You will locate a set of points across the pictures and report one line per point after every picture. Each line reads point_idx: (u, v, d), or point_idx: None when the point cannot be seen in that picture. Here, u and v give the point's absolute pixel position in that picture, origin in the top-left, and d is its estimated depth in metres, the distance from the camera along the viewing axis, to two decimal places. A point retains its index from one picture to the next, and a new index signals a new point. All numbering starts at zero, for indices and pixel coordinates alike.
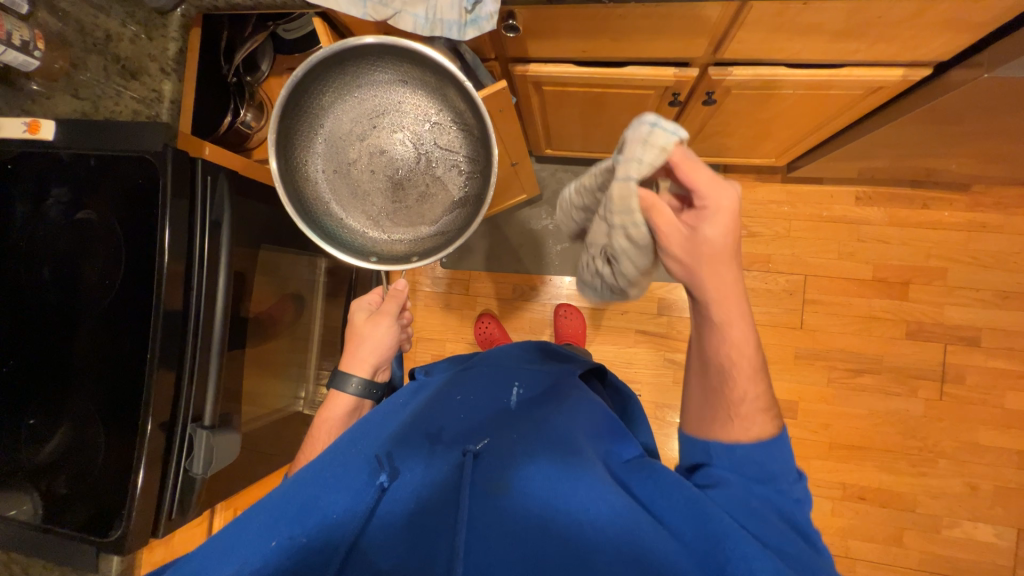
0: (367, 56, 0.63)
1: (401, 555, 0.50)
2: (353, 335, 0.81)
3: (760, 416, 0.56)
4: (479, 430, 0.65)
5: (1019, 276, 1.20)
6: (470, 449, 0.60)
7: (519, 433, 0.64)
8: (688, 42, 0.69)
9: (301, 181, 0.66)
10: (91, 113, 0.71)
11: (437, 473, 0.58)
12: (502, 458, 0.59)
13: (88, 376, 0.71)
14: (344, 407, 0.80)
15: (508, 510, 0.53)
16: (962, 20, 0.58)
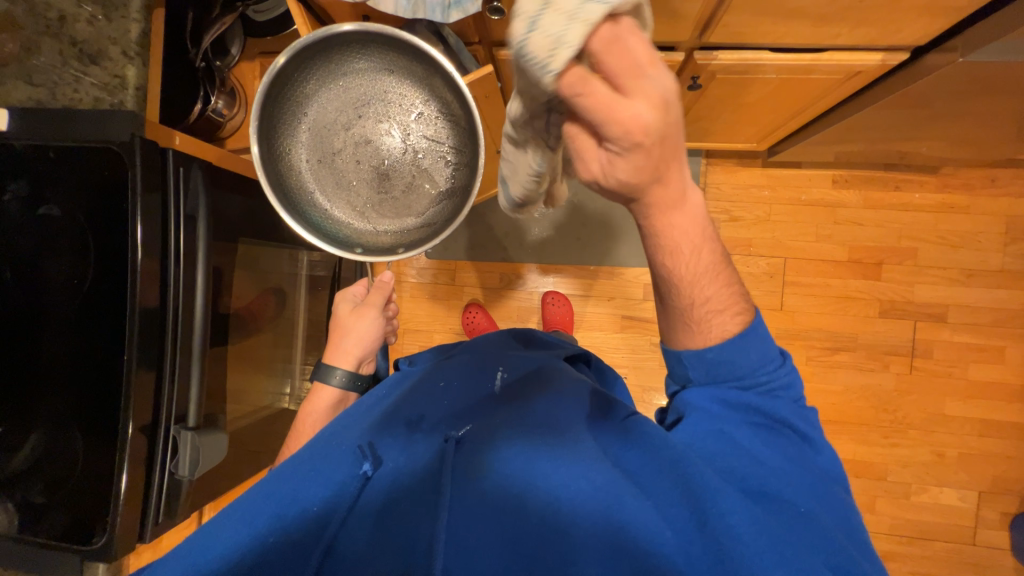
0: (354, 44, 0.61)
1: (391, 545, 0.51)
2: (338, 327, 0.81)
3: (726, 314, 0.52)
4: (461, 416, 0.63)
5: (984, 254, 1.26)
6: (452, 435, 0.59)
7: (502, 412, 0.63)
8: (674, 26, 0.68)
9: (285, 170, 0.65)
10: (47, 101, 0.67)
11: (420, 462, 0.58)
12: (484, 438, 0.58)
13: (60, 381, 0.68)
14: (329, 399, 0.78)
15: (489, 492, 0.53)
16: (940, 5, 0.59)
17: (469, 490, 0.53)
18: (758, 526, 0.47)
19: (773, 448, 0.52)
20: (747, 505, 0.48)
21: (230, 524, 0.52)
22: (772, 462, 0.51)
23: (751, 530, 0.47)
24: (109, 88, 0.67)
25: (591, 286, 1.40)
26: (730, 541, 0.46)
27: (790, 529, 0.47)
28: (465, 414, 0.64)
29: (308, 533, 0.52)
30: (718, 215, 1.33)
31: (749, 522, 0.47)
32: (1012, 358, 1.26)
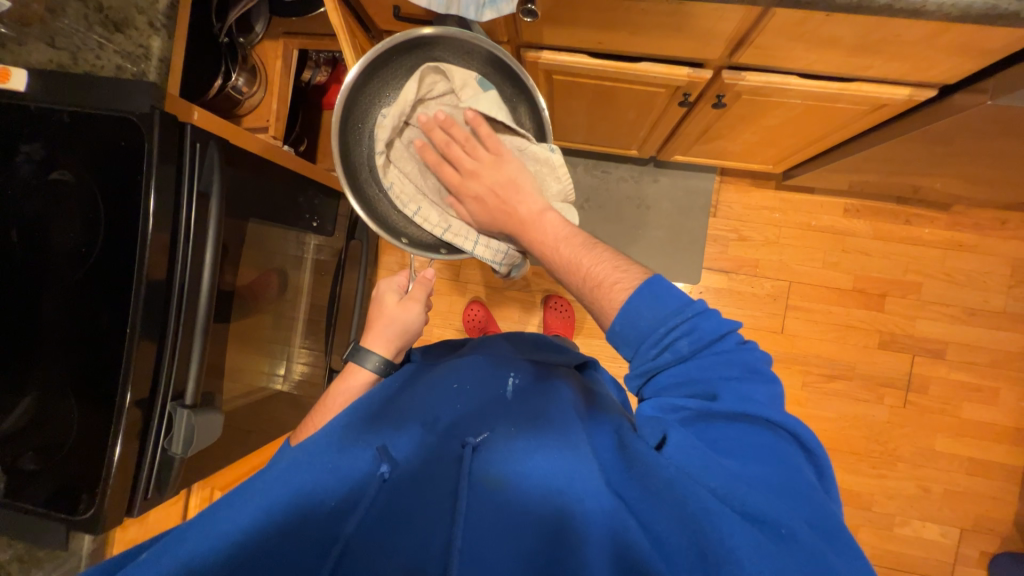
0: (471, 54, 0.65)
1: (396, 551, 0.48)
2: (379, 316, 0.78)
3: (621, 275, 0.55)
4: (478, 421, 0.62)
5: (987, 295, 1.26)
6: (469, 441, 0.58)
7: (514, 417, 0.61)
8: (706, 44, 0.68)
9: (353, 144, 0.69)
10: (68, 65, 0.66)
11: (431, 464, 0.56)
12: (503, 449, 0.56)
13: (60, 348, 0.67)
14: (363, 383, 0.75)
15: (505, 505, 0.51)
16: (974, 46, 0.58)
17: (485, 497, 0.52)
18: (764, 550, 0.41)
19: (753, 458, 0.45)
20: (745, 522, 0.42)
21: (242, 506, 0.50)
22: (767, 477, 0.44)
23: (752, 549, 0.41)
24: (132, 56, 0.66)
25: None
26: (726, 556, 0.41)
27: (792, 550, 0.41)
28: (479, 416, 0.62)
29: (320, 527, 0.50)
30: (727, 233, 1.34)
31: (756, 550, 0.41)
32: (1006, 400, 1.27)
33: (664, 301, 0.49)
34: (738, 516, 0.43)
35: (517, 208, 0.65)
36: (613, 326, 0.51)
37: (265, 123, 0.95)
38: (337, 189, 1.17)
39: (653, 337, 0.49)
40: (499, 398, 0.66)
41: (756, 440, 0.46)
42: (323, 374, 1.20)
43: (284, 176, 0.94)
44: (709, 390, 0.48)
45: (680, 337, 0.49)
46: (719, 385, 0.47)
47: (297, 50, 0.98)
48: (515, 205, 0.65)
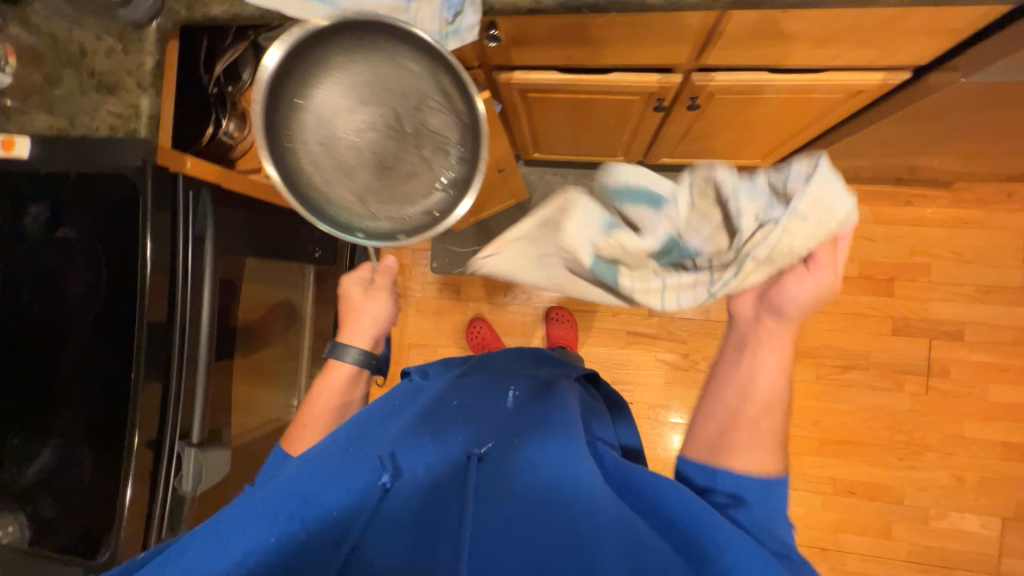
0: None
1: (400, 557, 0.49)
2: (350, 311, 0.80)
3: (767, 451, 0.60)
4: (480, 430, 0.63)
5: (1001, 270, 1.22)
6: (475, 452, 0.58)
7: (514, 428, 0.63)
8: (671, 49, 0.69)
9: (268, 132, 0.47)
10: (66, 128, 0.69)
11: (433, 471, 0.57)
12: (505, 458, 0.58)
13: (76, 396, 0.70)
14: (343, 377, 0.77)
15: (506, 516, 0.53)
16: (937, 27, 0.58)
17: (488, 504, 0.54)
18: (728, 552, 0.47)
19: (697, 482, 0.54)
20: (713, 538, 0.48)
21: (244, 524, 0.51)
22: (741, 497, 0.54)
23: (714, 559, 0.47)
24: (123, 117, 0.68)
25: (596, 301, 1.39)
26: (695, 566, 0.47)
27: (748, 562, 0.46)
28: (481, 425, 0.64)
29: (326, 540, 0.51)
30: None
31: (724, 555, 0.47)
32: None
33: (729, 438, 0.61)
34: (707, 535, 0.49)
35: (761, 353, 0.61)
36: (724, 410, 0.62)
37: (259, 165, 1.00)
38: None
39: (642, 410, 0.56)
40: (497, 411, 0.68)
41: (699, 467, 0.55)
42: None
43: (282, 213, 0.98)
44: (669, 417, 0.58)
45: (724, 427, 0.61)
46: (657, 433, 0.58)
47: None
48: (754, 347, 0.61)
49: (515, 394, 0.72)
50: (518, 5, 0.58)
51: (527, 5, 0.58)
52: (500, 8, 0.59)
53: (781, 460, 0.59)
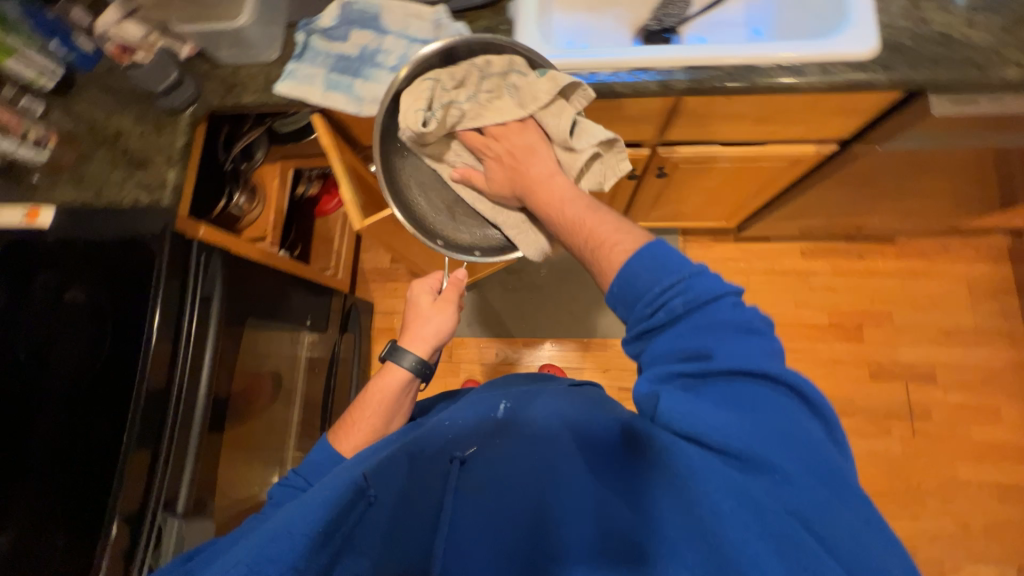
0: None
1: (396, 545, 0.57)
2: (414, 315, 0.80)
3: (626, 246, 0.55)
4: (473, 434, 0.68)
5: (955, 314, 1.33)
6: (457, 455, 0.65)
7: (510, 441, 0.65)
8: (640, 127, 0.81)
9: None
10: (94, 201, 0.75)
11: (427, 482, 0.62)
12: (488, 466, 0.63)
13: (45, 466, 0.65)
14: (399, 382, 0.77)
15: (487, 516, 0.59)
16: (850, 108, 0.72)
17: (470, 505, 0.61)
18: (775, 556, 0.39)
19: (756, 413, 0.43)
20: (777, 551, 0.40)
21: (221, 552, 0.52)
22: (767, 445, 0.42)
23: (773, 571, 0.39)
24: (149, 189, 0.75)
25: (585, 357, 1.42)
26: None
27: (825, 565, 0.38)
28: (472, 430, 0.68)
29: (347, 505, 0.52)
30: None
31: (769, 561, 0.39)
32: (1008, 416, 1.26)
33: (669, 263, 0.49)
34: (749, 524, 0.41)
35: (531, 168, 0.63)
36: (612, 289, 0.52)
37: (263, 233, 1.07)
38: (329, 286, 1.24)
39: (651, 295, 0.48)
40: (496, 427, 0.68)
41: (755, 394, 0.44)
42: None
43: (283, 279, 1.00)
44: (704, 350, 0.45)
45: (674, 295, 0.47)
46: (714, 341, 0.45)
47: (292, 169, 1.14)
48: (528, 168, 0.63)
49: (503, 405, 0.72)
50: None
51: None
52: None
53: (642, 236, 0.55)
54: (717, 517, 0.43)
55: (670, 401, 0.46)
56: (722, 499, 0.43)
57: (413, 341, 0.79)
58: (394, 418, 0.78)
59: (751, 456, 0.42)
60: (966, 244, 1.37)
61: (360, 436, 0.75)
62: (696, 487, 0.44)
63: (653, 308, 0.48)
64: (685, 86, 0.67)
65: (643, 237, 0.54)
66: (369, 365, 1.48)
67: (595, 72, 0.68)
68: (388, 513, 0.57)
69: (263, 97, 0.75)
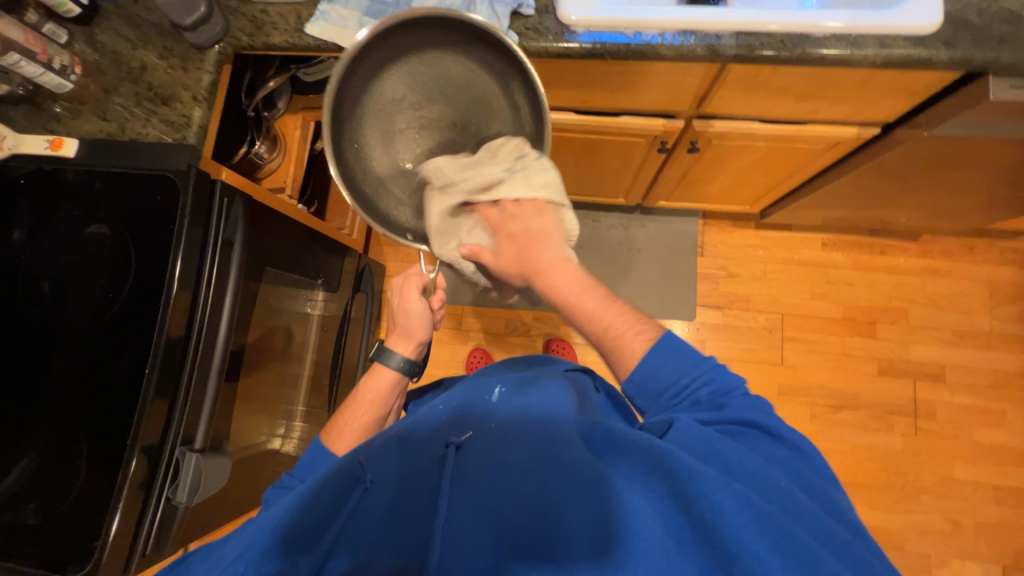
0: None
1: (382, 536, 0.49)
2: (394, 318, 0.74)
3: (635, 331, 0.54)
4: (466, 416, 0.60)
5: (972, 317, 1.31)
6: (453, 440, 0.55)
7: (509, 426, 0.56)
8: (678, 96, 0.78)
9: None
10: (117, 134, 0.74)
11: (411, 467, 0.55)
12: (489, 450, 0.54)
13: (67, 394, 0.67)
14: (384, 384, 0.72)
15: (485, 494, 0.50)
16: (901, 88, 0.69)
17: (467, 492, 0.51)
18: (783, 563, 0.37)
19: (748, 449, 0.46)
20: (779, 552, 0.38)
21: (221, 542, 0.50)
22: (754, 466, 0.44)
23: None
24: (174, 126, 0.74)
25: None
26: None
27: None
28: (465, 416, 0.60)
29: (337, 491, 0.51)
30: (717, 271, 1.40)
31: (777, 567, 0.37)
32: (1014, 421, 1.26)
33: (686, 359, 0.51)
34: (761, 528, 0.39)
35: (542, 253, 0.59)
36: (630, 377, 0.52)
37: (283, 185, 1.06)
38: (344, 244, 1.24)
39: (672, 387, 0.50)
40: (483, 410, 0.60)
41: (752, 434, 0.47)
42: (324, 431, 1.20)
43: (302, 232, 1.00)
44: (713, 403, 0.49)
45: (697, 383, 0.50)
46: (724, 398, 0.49)
47: (313, 121, 1.11)
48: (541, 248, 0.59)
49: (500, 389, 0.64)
50: (548, 50, 0.68)
51: (557, 51, 0.68)
52: (534, 51, 0.68)
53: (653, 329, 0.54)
54: (720, 517, 0.40)
55: (681, 425, 0.47)
56: (723, 498, 0.40)
57: (399, 339, 0.74)
58: (387, 416, 0.75)
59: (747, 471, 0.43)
60: (992, 246, 1.34)
61: (350, 435, 0.70)
62: (702, 492, 0.41)
63: (676, 398, 0.50)
64: (733, 52, 0.64)
65: (656, 331, 0.55)
66: (379, 327, 1.49)
67: (640, 30, 0.66)
68: (386, 502, 0.51)
69: (292, 37, 0.72)
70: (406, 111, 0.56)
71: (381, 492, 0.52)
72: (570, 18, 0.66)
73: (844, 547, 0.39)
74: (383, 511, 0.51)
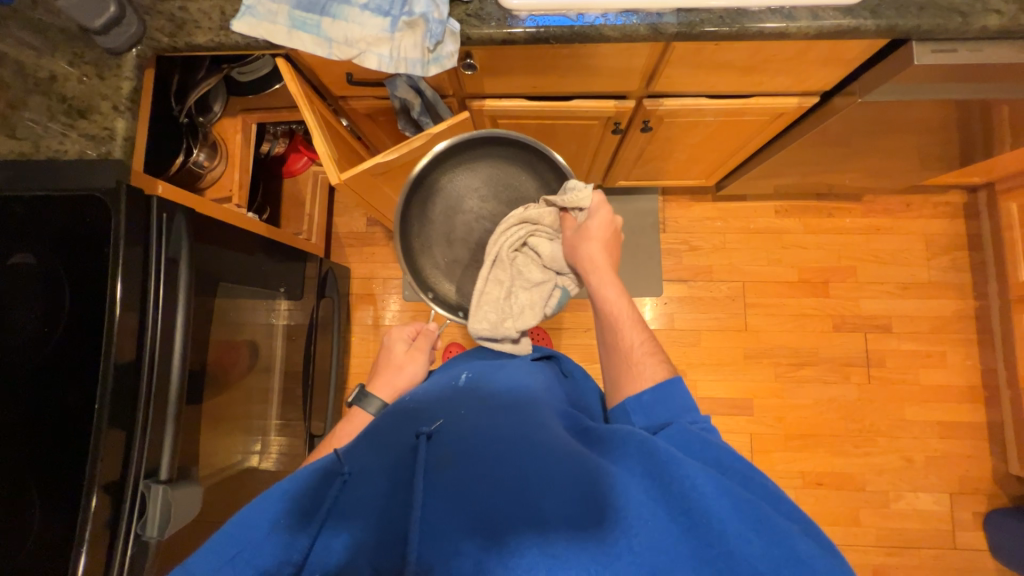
0: None
1: (356, 523, 0.44)
2: (389, 364, 0.84)
3: (653, 359, 0.61)
4: (435, 409, 0.56)
5: (913, 269, 1.41)
6: (423, 430, 0.51)
7: (483, 410, 0.54)
8: (626, 77, 0.79)
9: None
10: (31, 154, 0.67)
11: (383, 458, 0.50)
12: (462, 435, 0.50)
13: (12, 440, 0.62)
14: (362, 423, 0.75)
15: (457, 480, 0.45)
16: (835, 57, 0.72)
17: (441, 477, 0.46)
18: (765, 546, 0.37)
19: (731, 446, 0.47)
20: (762, 534, 0.38)
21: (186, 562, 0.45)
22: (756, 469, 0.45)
23: (769, 562, 0.37)
24: (96, 140, 0.68)
25: (567, 318, 1.44)
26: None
27: (817, 557, 0.37)
28: (437, 407, 0.56)
29: (315, 486, 0.48)
30: (679, 245, 1.44)
31: (761, 551, 0.37)
32: (954, 361, 1.37)
33: (685, 403, 0.55)
34: (740, 511, 0.39)
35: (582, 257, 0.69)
36: (640, 395, 0.57)
37: (228, 193, 1.00)
38: (304, 250, 1.19)
39: (677, 415, 0.53)
40: (460, 399, 0.58)
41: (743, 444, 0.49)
42: (303, 443, 1.17)
43: (255, 241, 0.95)
44: (707, 433, 0.51)
45: (698, 419, 0.53)
46: (715, 427, 0.52)
47: (255, 124, 1.05)
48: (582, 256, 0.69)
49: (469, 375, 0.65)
50: (492, 37, 0.66)
51: (501, 37, 0.66)
52: (477, 39, 0.66)
53: (667, 368, 0.60)
54: (698, 495, 0.40)
55: (675, 436, 0.48)
56: (707, 485, 0.40)
57: (381, 388, 0.81)
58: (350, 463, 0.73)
59: (729, 463, 0.45)
60: (927, 201, 1.43)
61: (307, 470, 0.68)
62: (684, 481, 0.41)
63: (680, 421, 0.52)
64: (676, 30, 0.65)
65: (669, 369, 0.60)
66: (350, 331, 1.45)
67: (582, 12, 0.65)
68: (365, 492, 0.47)
69: (218, 36, 0.67)
70: (466, 199, 0.79)
71: (359, 481, 0.48)
72: (511, 3, 0.64)
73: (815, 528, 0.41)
74: (360, 500, 0.46)
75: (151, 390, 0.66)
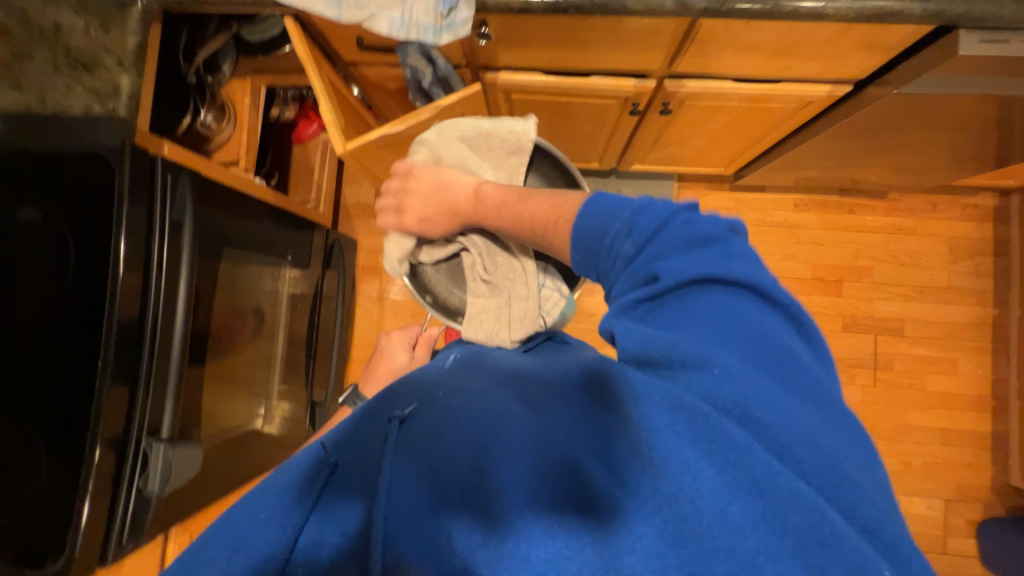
0: None
1: (344, 510, 0.44)
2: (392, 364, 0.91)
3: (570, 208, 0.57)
4: (415, 391, 0.53)
5: (931, 273, 1.36)
6: (397, 413, 0.49)
7: (464, 387, 0.51)
8: (647, 54, 0.75)
9: None
10: (37, 107, 0.66)
11: (363, 446, 0.48)
12: (438, 412, 0.48)
13: (18, 392, 0.64)
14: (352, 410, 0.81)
15: (435, 462, 0.43)
16: (873, 43, 0.67)
17: (413, 460, 0.44)
18: (734, 491, 0.34)
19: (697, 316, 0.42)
20: (715, 464, 0.35)
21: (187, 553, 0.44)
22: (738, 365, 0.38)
23: (722, 495, 0.34)
24: (102, 95, 0.67)
25: None
26: (702, 519, 0.33)
27: (783, 484, 0.33)
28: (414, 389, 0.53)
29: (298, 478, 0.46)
30: None
31: (725, 494, 0.34)
32: (964, 369, 1.34)
33: (632, 214, 0.50)
34: (701, 449, 0.35)
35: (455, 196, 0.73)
36: (575, 259, 0.54)
37: (236, 156, 0.99)
38: (311, 219, 1.19)
39: (606, 243, 0.50)
40: (447, 379, 0.54)
41: (728, 303, 0.42)
42: (305, 411, 1.19)
43: (262, 208, 0.94)
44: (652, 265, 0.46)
45: (624, 237, 0.49)
46: (663, 261, 0.45)
47: (265, 87, 1.03)
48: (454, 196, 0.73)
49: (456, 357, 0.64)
50: (509, 5, 0.63)
51: (517, 5, 0.63)
52: (493, 6, 0.63)
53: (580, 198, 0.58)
54: (662, 439, 0.36)
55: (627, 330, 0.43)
56: (659, 416, 0.37)
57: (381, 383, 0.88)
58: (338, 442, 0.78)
59: (694, 363, 0.39)
60: (955, 203, 1.37)
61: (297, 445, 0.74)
62: (643, 418, 0.37)
63: (615, 252, 0.49)
64: (704, 6, 0.61)
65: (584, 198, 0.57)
66: (354, 303, 1.46)
67: None
68: (352, 482, 0.45)
69: None
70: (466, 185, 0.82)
71: (344, 472, 0.46)
72: None
73: (798, 431, 0.35)
74: (349, 487, 0.45)
75: (152, 351, 0.67)
